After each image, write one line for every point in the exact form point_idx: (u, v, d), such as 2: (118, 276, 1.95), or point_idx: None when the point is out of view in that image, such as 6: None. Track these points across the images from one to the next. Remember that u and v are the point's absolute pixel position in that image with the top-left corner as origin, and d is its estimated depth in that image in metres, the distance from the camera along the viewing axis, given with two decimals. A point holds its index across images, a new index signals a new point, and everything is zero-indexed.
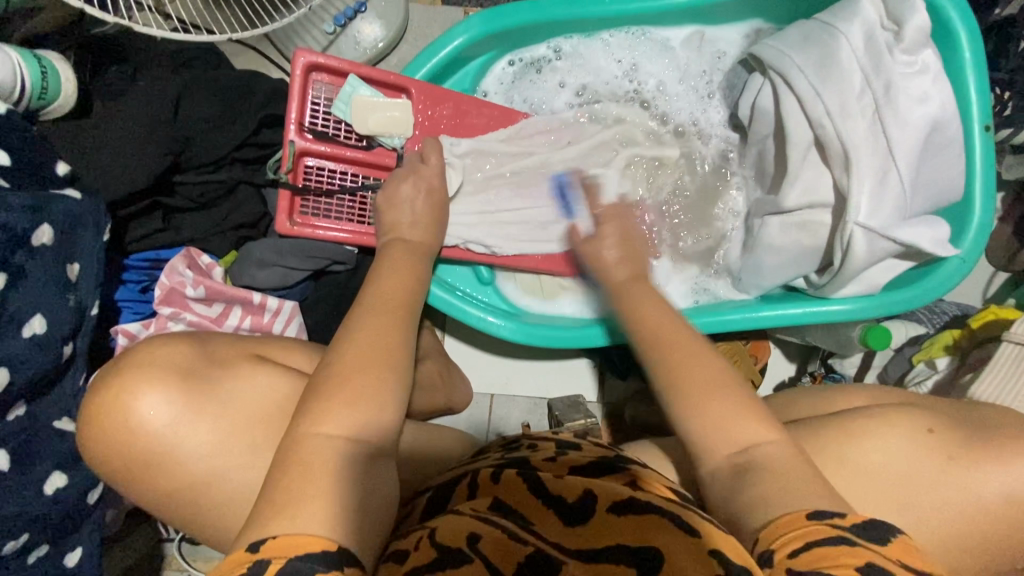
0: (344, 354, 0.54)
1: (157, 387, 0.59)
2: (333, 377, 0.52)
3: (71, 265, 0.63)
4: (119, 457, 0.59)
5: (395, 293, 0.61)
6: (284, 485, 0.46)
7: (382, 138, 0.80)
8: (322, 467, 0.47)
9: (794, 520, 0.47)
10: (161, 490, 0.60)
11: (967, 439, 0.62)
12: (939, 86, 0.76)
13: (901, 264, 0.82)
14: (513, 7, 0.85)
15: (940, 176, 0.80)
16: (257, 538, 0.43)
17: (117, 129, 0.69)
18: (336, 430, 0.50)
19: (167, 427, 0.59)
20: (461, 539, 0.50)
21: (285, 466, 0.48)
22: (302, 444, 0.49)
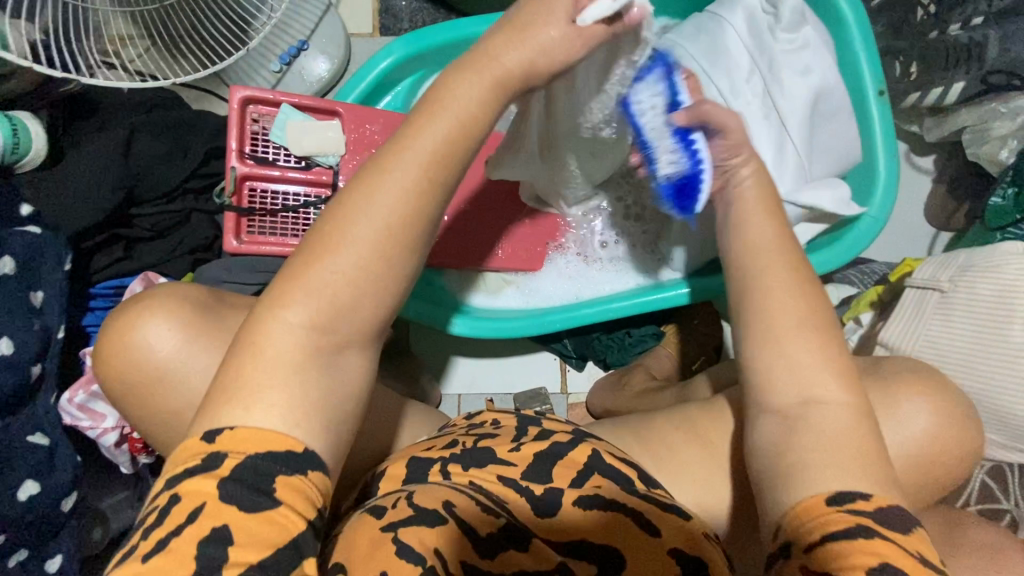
0: (345, 214, 0.47)
1: (162, 319, 0.60)
2: (309, 252, 0.47)
3: (35, 293, 0.70)
4: (127, 378, 0.60)
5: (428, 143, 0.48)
6: (238, 370, 0.44)
7: (318, 157, 0.87)
8: (281, 366, 0.45)
9: (813, 507, 0.46)
10: (156, 428, 0.62)
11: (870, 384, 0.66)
12: (823, 58, 0.82)
13: (813, 228, 0.87)
14: (431, 29, 0.93)
15: (842, 141, 0.84)
16: (212, 428, 0.43)
17: (76, 171, 0.78)
18: (300, 317, 0.45)
19: (169, 354, 0.59)
20: (437, 504, 0.52)
21: (242, 353, 0.45)
22: (263, 325, 0.45)
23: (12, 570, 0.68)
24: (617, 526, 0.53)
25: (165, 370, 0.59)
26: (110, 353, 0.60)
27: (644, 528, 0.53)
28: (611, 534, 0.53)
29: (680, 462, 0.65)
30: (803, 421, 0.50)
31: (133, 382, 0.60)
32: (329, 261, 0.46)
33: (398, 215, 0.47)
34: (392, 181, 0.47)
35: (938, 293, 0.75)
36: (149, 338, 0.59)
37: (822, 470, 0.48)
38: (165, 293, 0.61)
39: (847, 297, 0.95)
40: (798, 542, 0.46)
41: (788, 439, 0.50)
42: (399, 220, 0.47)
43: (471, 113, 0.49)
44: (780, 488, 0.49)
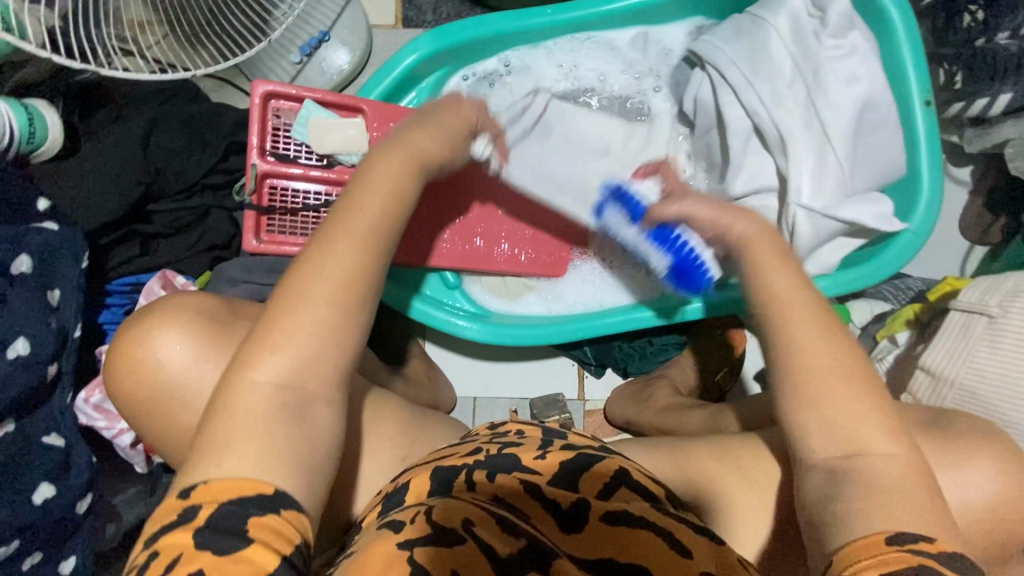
0: (295, 282, 0.49)
1: (169, 331, 0.59)
2: (273, 313, 0.49)
3: (52, 291, 0.68)
4: (138, 392, 0.61)
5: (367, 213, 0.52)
6: (210, 430, 0.46)
7: (342, 155, 0.84)
8: (251, 421, 0.46)
9: (870, 545, 0.46)
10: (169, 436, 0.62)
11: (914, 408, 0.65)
12: (869, 67, 0.78)
13: (851, 243, 0.84)
14: (461, 25, 0.90)
15: (879, 155, 0.81)
16: (187, 485, 0.44)
17: (92, 164, 0.75)
18: (267, 376, 0.47)
19: (179, 367, 0.59)
20: (456, 521, 0.50)
21: (212, 414, 0.47)
22: (234, 391, 0.47)
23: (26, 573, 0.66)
24: (647, 546, 0.51)
25: (176, 383, 0.59)
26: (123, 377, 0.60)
27: (673, 548, 0.51)
28: (640, 557, 0.50)
29: (712, 486, 0.63)
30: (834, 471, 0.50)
31: (145, 392, 0.60)
32: (294, 309, 0.48)
33: (342, 278, 0.49)
34: (340, 250, 0.50)
35: (987, 318, 0.72)
36: (166, 351, 0.59)
37: (867, 511, 0.48)
38: (177, 305, 0.61)
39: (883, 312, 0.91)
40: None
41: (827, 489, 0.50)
42: (343, 284, 0.49)
43: (396, 192, 0.54)
44: (823, 525, 0.50)
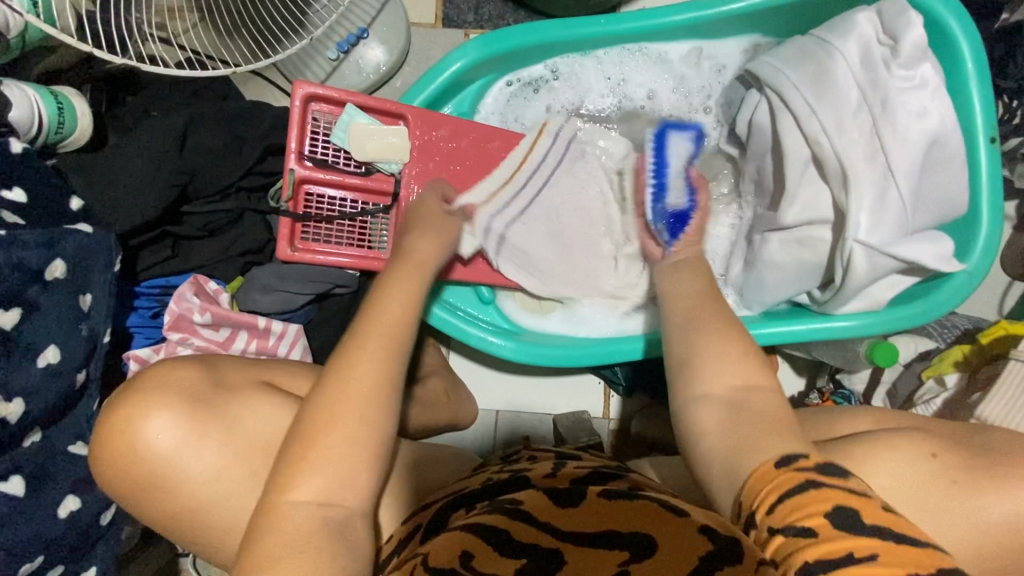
0: (329, 389, 0.54)
1: (159, 416, 0.62)
2: (302, 435, 0.53)
3: (83, 296, 0.65)
4: (125, 478, 0.62)
5: (390, 319, 0.59)
6: (258, 554, 0.50)
7: (380, 164, 0.81)
8: (296, 536, 0.50)
9: (763, 474, 0.50)
10: (166, 511, 0.64)
11: (968, 462, 0.65)
12: (939, 101, 0.75)
13: (904, 280, 0.81)
14: (512, 31, 0.86)
15: (942, 192, 0.78)
16: None
17: (126, 162, 0.72)
18: (306, 495, 0.51)
19: (169, 453, 0.62)
20: (453, 560, 0.49)
21: (261, 533, 0.50)
22: (275, 514, 0.51)
23: None
24: (645, 512, 0.51)
25: (167, 464, 0.62)
26: (113, 460, 0.62)
27: (670, 513, 0.52)
28: (635, 518, 0.50)
29: None
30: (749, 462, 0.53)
31: (138, 474, 0.62)
32: (324, 428, 0.53)
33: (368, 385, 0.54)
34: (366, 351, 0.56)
35: None
36: (154, 433, 0.62)
37: (748, 453, 0.53)
38: (163, 378, 0.65)
39: (928, 349, 0.88)
40: (759, 508, 0.49)
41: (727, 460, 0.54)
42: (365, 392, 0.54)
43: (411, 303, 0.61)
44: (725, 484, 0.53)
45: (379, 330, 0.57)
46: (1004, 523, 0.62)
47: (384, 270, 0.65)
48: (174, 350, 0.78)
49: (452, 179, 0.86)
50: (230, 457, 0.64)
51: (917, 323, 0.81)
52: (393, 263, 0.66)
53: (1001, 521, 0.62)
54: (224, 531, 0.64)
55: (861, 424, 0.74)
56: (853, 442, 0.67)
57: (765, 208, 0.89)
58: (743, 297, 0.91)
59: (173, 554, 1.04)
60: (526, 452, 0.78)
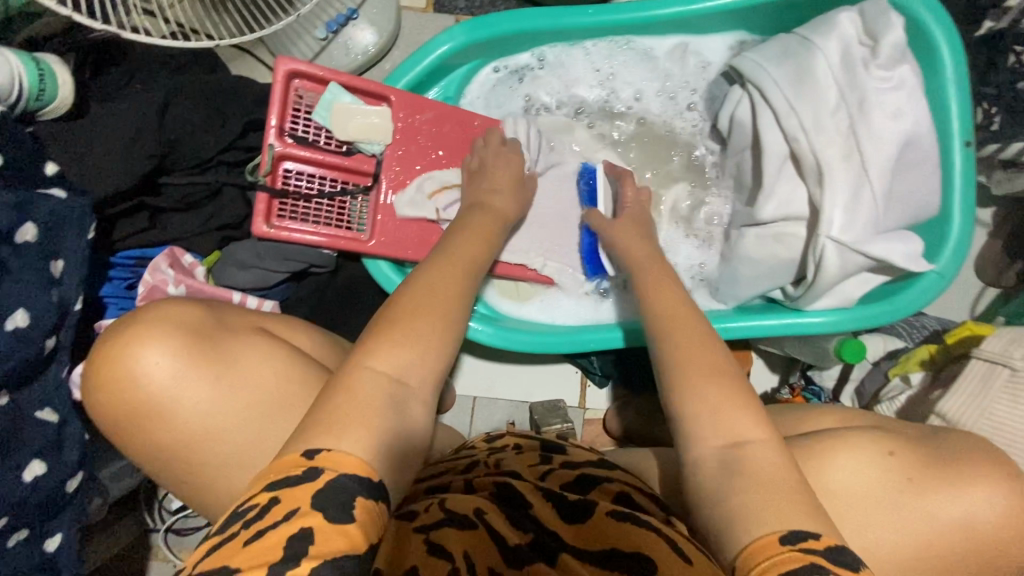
0: (394, 307, 0.58)
1: (160, 344, 0.62)
2: (375, 327, 0.56)
3: (55, 261, 0.65)
4: (117, 405, 0.62)
5: (462, 261, 0.65)
6: (331, 408, 0.49)
7: (361, 144, 0.81)
8: (369, 402, 0.50)
9: (768, 545, 0.49)
10: (150, 445, 0.64)
11: (923, 463, 0.66)
12: (915, 102, 0.77)
13: (875, 278, 0.82)
14: (498, 17, 0.86)
15: (914, 193, 0.80)
16: (298, 451, 0.46)
17: (104, 130, 0.72)
18: (384, 366, 0.53)
19: (160, 383, 0.62)
20: (467, 509, 0.58)
21: (337, 389, 0.51)
22: (353, 374, 0.52)
23: (12, 551, 0.64)
24: (643, 540, 0.54)
25: (152, 399, 0.62)
26: (103, 385, 0.62)
27: (667, 547, 0.53)
28: (639, 542, 0.53)
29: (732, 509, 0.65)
30: (738, 467, 0.56)
31: (127, 402, 0.62)
32: (415, 314, 0.57)
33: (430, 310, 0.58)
34: (424, 290, 0.60)
35: (1007, 370, 0.73)
36: (151, 362, 0.62)
37: (759, 508, 0.52)
38: (171, 311, 0.65)
39: (896, 348, 0.91)
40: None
41: (724, 476, 0.56)
42: (428, 315, 0.58)
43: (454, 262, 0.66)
44: (719, 524, 0.54)
45: (456, 261, 0.64)
46: (955, 522, 0.64)
47: (462, 218, 0.74)
48: None
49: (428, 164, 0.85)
50: (219, 393, 0.64)
51: (888, 322, 0.83)
52: (472, 213, 0.74)
53: (957, 515, 0.64)
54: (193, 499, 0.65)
55: (826, 423, 0.76)
56: (815, 440, 0.69)
57: (743, 204, 0.91)
58: (720, 290, 0.92)
59: (145, 528, 1.05)
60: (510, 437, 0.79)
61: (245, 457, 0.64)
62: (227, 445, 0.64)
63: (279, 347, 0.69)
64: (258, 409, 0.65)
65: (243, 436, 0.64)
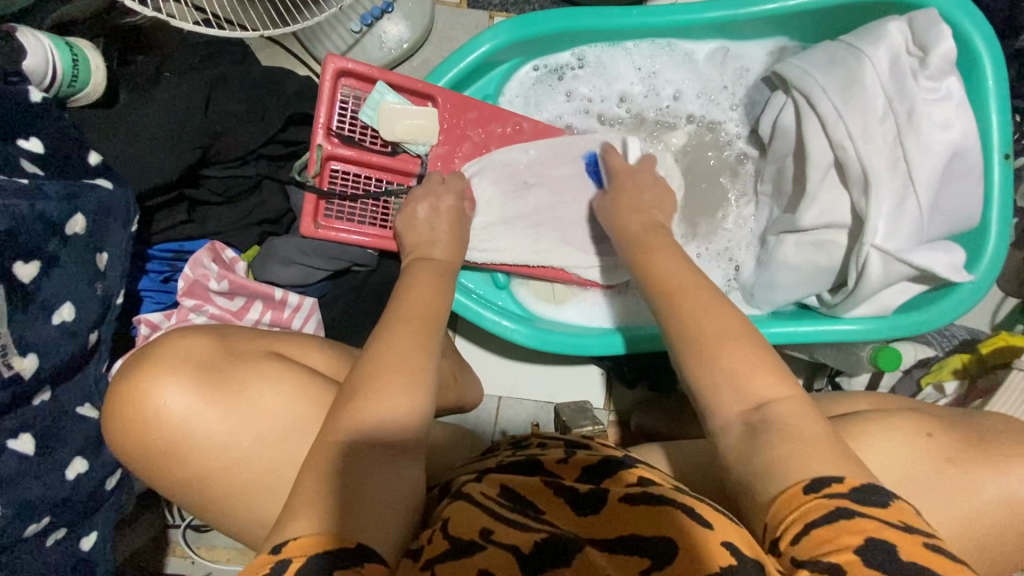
0: (373, 354, 0.59)
1: (170, 382, 0.62)
2: (357, 381, 0.57)
3: (100, 253, 0.63)
4: (142, 450, 0.62)
5: (423, 304, 0.64)
6: (300, 495, 0.51)
7: (408, 145, 0.81)
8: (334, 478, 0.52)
9: (792, 496, 0.48)
10: (179, 484, 0.63)
11: (966, 447, 0.67)
12: (963, 113, 0.77)
13: (915, 287, 0.83)
14: (544, 16, 0.85)
15: (957, 204, 0.80)
16: (278, 542, 0.48)
17: (147, 121, 0.70)
18: (343, 437, 0.54)
19: (179, 422, 0.61)
20: (475, 533, 0.52)
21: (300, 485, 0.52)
22: (315, 454, 0.54)
23: (50, 550, 0.63)
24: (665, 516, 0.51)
25: (173, 440, 0.62)
26: (123, 429, 0.62)
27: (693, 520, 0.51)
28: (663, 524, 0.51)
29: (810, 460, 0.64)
30: (765, 427, 0.54)
31: (149, 448, 0.62)
32: (376, 376, 0.57)
33: (404, 347, 0.59)
34: (399, 322, 0.62)
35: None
36: (165, 398, 0.61)
37: (785, 459, 0.51)
38: (172, 347, 0.64)
39: (926, 357, 0.91)
40: (783, 537, 0.47)
41: (751, 444, 0.54)
42: (404, 351, 0.59)
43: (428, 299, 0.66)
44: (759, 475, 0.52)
45: (411, 314, 0.63)
46: (999, 500, 0.64)
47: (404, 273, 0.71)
48: (187, 317, 0.75)
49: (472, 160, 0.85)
50: (235, 424, 0.63)
51: (924, 330, 0.83)
52: (416, 265, 0.71)
53: (996, 513, 0.64)
54: (236, 501, 0.64)
55: (858, 406, 0.76)
56: (854, 425, 0.69)
57: (782, 210, 0.90)
58: (754, 295, 0.92)
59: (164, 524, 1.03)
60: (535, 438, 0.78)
61: (268, 486, 0.63)
62: (258, 470, 0.63)
63: (291, 365, 0.67)
64: (276, 436, 0.64)
65: (267, 461, 0.63)
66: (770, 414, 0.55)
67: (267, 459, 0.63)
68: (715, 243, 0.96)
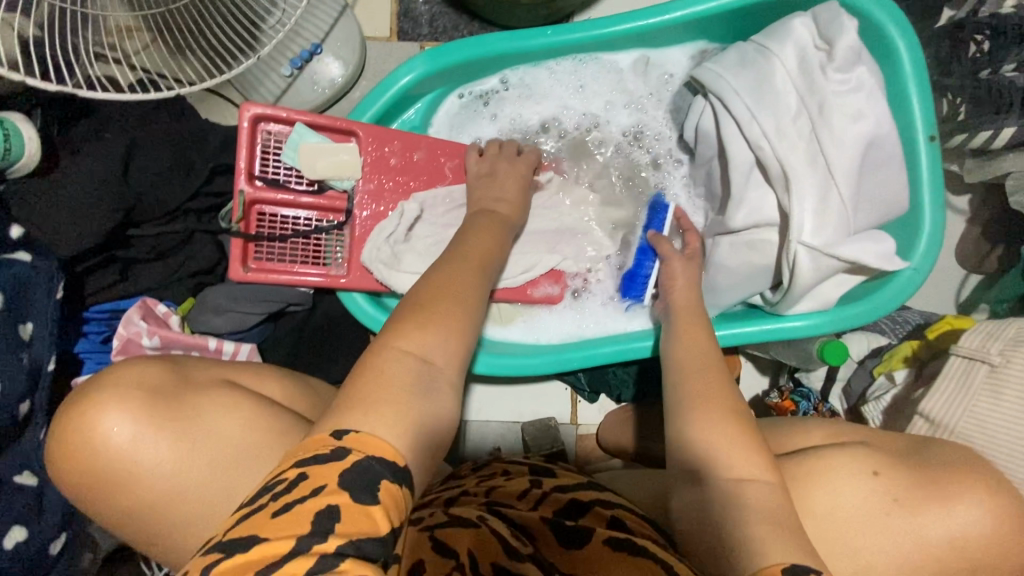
0: (444, 278, 0.60)
1: (123, 408, 0.62)
2: (415, 302, 0.56)
3: (24, 325, 0.65)
4: (85, 476, 0.62)
5: (481, 247, 0.68)
6: (361, 388, 0.49)
7: (333, 181, 0.82)
8: (400, 385, 0.49)
9: (772, 571, 0.49)
10: (120, 508, 0.63)
11: (908, 484, 0.65)
12: (874, 103, 0.77)
13: (851, 279, 0.82)
14: (456, 45, 0.86)
15: (883, 191, 0.80)
16: (338, 429, 0.45)
17: (67, 187, 0.71)
18: (410, 347, 0.52)
19: (129, 444, 0.62)
20: (447, 572, 0.49)
21: (366, 373, 0.50)
22: (382, 356, 0.51)
23: None
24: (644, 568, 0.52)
25: (120, 462, 0.62)
26: (68, 455, 0.62)
27: (663, 568, 0.52)
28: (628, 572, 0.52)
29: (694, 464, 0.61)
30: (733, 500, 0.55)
31: (95, 475, 0.62)
32: (444, 292, 0.58)
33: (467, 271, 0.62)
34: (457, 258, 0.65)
35: (986, 366, 0.73)
36: (112, 426, 0.62)
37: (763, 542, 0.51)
38: (124, 374, 0.65)
39: (880, 346, 0.91)
40: None
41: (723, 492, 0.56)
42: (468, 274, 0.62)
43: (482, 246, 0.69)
44: (724, 549, 0.53)
45: (471, 255, 0.65)
46: (942, 524, 0.63)
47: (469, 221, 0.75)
48: None
49: (407, 194, 0.86)
50: (186, 450, 0.64)
51: (872, 319, 0.82)
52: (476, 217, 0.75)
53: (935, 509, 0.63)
54: (180, 532, 0.64)
55: (814, 440, 0.73)
56: (804, 464, 0.68)
57: (715, 212, 0.90)
58: None
59: None
60: (500, 465, 0.78)
61: (215, 511, 0.64)
62: (201, 492, 0.64)
63: (246, 395, 0.69)
64: (224, 462, 0.64)
65: (216, 488, 0.64)
66: (750, 485, 0.56)
67: (214, 484, 0.64)
68: None
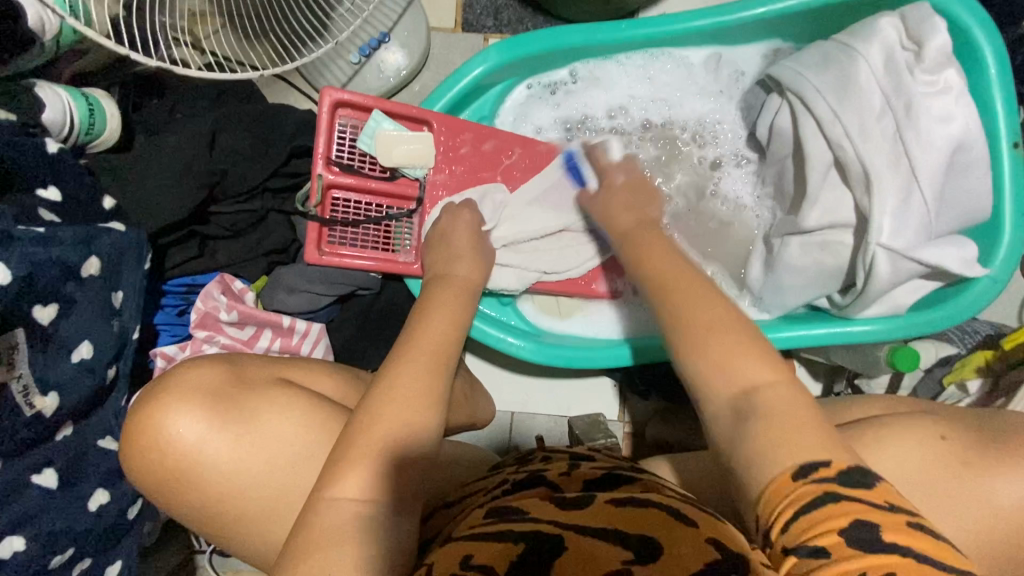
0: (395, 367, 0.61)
1: (187, 410, 0.64)
2: (371, 400, 0.59)
3: (116, 293, 0.66)
4: (156, 475, 0.64)
5: (439, 331, 0.65)
6: (305, 549, 0.51)
7: (405, 169, 0.83)
8: (335, 534, 0.52)
9: (781, 485, 0.47)
10: (191, 506, 0.65)
11: (982, 448, 0.62)
12: (963, 106, 0.76)
13: (928, 285, 0.81)
14: (533, 36, 0.86)
15: (965, 196, 0.78)
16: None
17: (157, 162, 0.73)
18: (354, 493, 0.54)
19: (195, 444, 0.63)
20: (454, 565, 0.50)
21: (302, 533, 0.52)
22: (318, 512, 0.53)
23: None
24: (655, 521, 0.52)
25: (187, 460, 0.63)
26: (137, 452, 0.63)
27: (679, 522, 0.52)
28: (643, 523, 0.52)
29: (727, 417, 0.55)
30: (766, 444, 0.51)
31: (165, 473, 0.63)
32: (391, 392, 0.59)
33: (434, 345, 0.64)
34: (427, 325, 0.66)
35: None
36: (178, 426, 0.63)
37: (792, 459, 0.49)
38: (186, 375, 0.66)
39: (949, 355, 0.88)
40: (774, 526, 0.46)
41: (746, 436, 0.51)
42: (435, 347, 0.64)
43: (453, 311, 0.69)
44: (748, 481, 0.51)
45: (432, 339, 0.64)
46: None
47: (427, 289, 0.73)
48: (200, 347, 0.79)
49: (475, 184, 0.87)
50: (245, 449, 0.64)
51: (943, 328, 0.80)
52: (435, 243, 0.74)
53: None
54: (248, 529, 0.65)
55: (872, 411, 0.72)
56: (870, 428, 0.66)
57: (785, 213, 0.89)
58: (763, 300, 0.90)
59: (190, 551, 1.05)
60: (541, 452, 0.76)
61: (285, 509, 0.65)
62: (266, 493, 0.65)
63: (301, 393, 0.68)
64: (291, 463, 0.65)
65: (277, 482, 0.65)
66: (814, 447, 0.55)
67: (279, 484, 0.65)
68: (711, 261, 0.95)
